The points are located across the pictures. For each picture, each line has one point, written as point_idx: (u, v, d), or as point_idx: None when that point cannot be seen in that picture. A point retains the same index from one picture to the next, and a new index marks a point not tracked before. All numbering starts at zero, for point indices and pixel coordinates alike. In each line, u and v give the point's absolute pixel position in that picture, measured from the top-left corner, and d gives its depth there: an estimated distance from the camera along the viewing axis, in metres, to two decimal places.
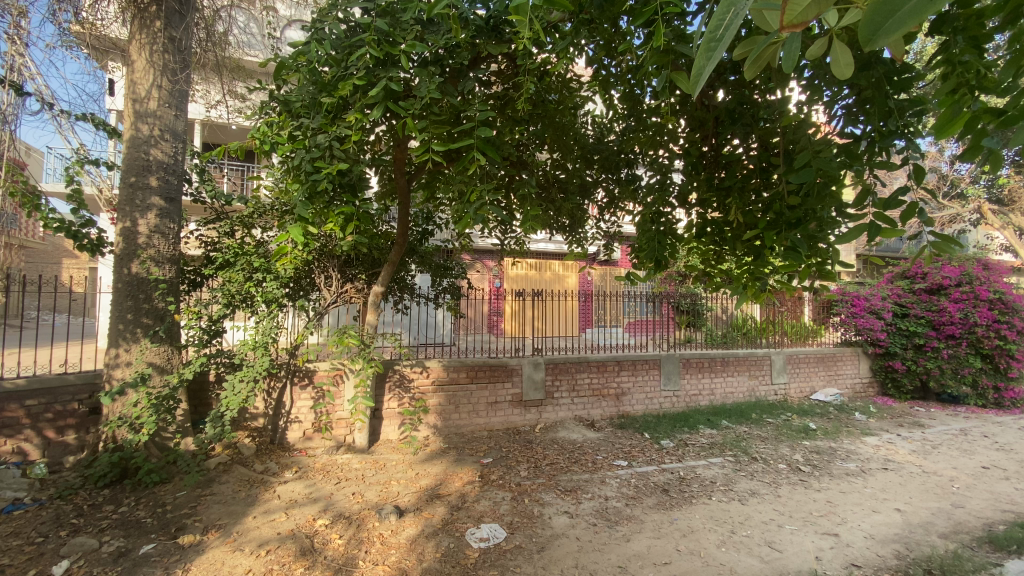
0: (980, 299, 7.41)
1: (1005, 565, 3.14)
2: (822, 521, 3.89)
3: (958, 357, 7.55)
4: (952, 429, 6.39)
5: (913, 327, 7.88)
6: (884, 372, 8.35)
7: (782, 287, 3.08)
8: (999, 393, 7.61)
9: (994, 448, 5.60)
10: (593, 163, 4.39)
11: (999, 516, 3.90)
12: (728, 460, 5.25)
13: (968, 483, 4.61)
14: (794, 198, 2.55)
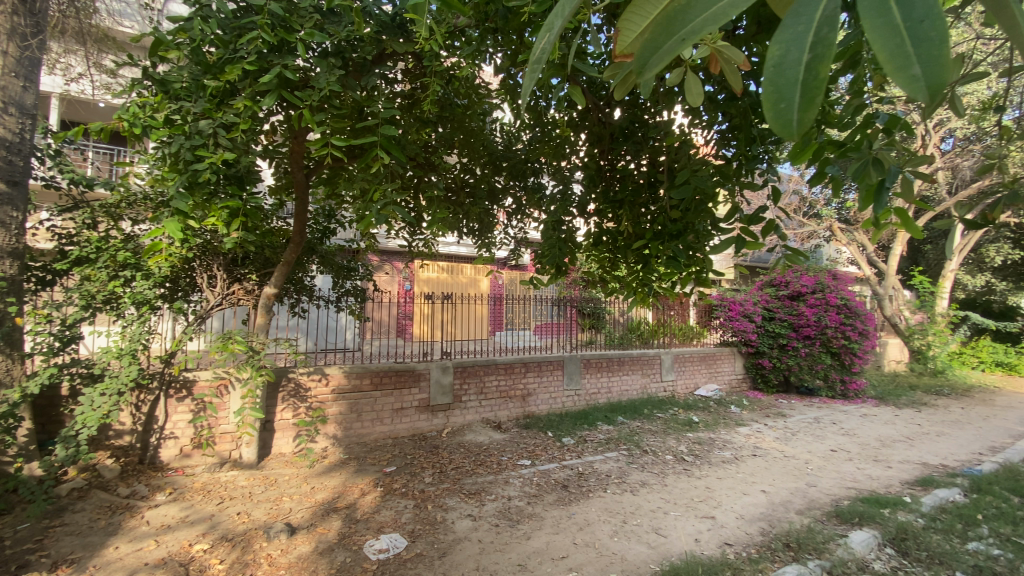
0: (829, 305, 8.67)
1: (848, 533, 3.60)
2: (701, 506, 4.27)
3: (813, 355, 8.72)
4: (808, 418, 7.33)
5: (777, 328, 8.97)
6: (755, 369, 9.39)
7: (667, 293, 3.35)
8: (844, 385, 8.67)
9: (840, 433, 6.51)
10: (501, 170, 4.41)
11: (842, 491, 4.55)
12: (623, 454, 5.58)
13: (818, 464, 5.32)
14: (676, 212, 2.79)
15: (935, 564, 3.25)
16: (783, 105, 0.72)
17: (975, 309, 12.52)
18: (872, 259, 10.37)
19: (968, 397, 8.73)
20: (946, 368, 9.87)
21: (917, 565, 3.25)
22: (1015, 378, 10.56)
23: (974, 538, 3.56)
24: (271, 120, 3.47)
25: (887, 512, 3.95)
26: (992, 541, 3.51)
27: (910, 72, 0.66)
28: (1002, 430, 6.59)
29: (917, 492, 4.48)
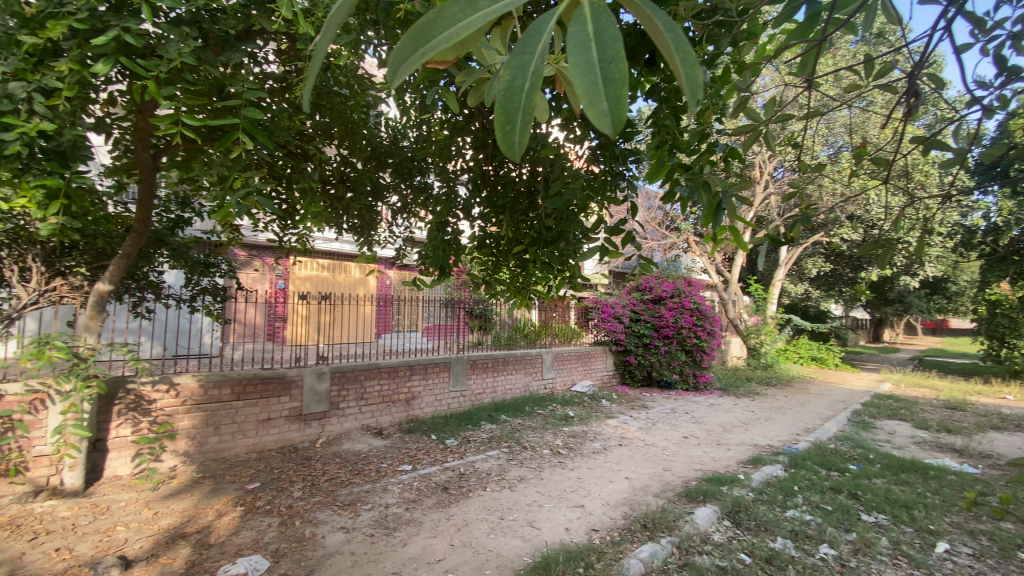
0: (685, 308, 9.75)
1: (695, 511, 4.05)
2: (572, 496, 4.54)
3: (670, 352, 9.74)
4: (666, 409, 8.15)
5: (642, 329, 9.86)
6: (623, 365, 10.21)
7: (543, 296, 3.51)
8: (696, 378, 9.84)
9: (692, 421, 7.34)
10: (386, 167, 4.22)
11: (692, 473, 5.13)
12: (503, 451, 5.71)
13: (673, 450, 5.95)
14: (549, 220, 2.93)
15: (761, 530, 3.79)
16: (508, 128, 0.68)
17: (795, 313, 14.94)
18: (720, 268, 11.86)
19: (789, 386, 10.37)
20: (774, 362, 11.62)
21: (748, 533, 3.78)
22: (822, 370, 12.79)
23: (790, 506, 4.23)
24: (110, 89, 2.96)
25: (726, 489, 4.52)
26: (803, 507, 4.19)
27: (596, 106, 0.60)
28: (812, 413, 7.94)
29: (750, 470, 5.20)
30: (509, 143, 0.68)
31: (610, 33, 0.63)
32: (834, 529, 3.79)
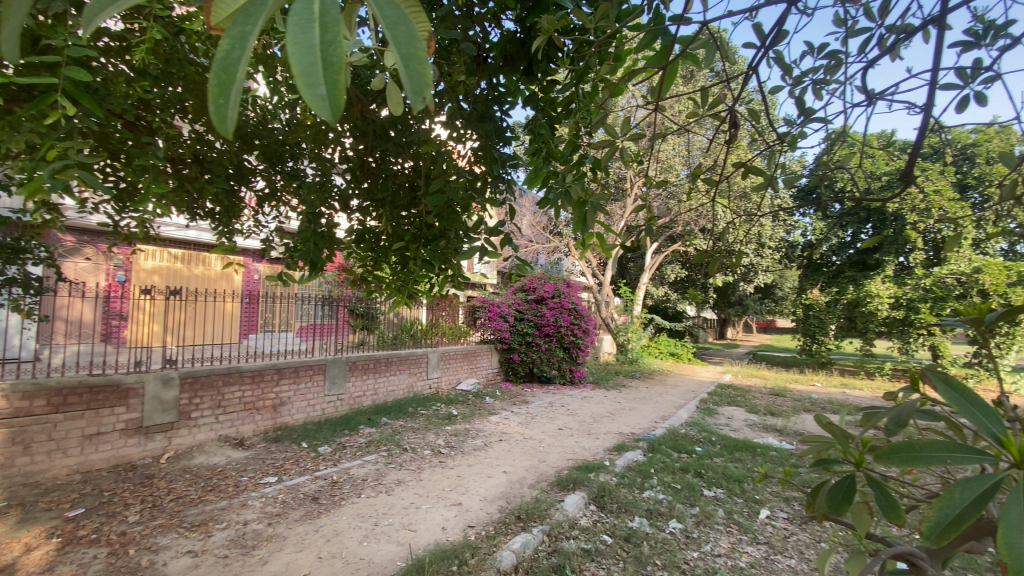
0: (564, 308, 10.26)
1: (565, 499, 4.28)
2: (450, 494, 4.53)
3: (551, 350, 10.19)
4: (545, 403, 8.52)
5: (525, 327, 10.20)
6: (507, 363, 10.44)
7: (425, 294, 3.43)
8: (572, 373, 10.42)
9: (567, 414, 7.76)
10: (253, 149, 3.71)
11: (565, 463, 5.42)
12: (381, 455, 5.50)
13: (548, 442, 6.23)
14: (430, 218, 2.86)
15: (622, 512, 4.13)
16: (223, 100, 0.58)
17: (659, 313, 16.53)
18: (595, 271, 12.68)
19: (651, 379, 11.44)
20: (639, 357, 12.76)
21: (610, 515, 4.09)
22: (679, 364, 14.30)
23: (647, 487, 4.66)
24: None
25: (593, 476, 4.85)
26: (657, 488, 4.64)
27: (312, 89, 0.53)
28: (669, 403, 8.83)
29: (615, 456, 5.64)
30: (219, 116, 0.55)
31: (334, 13, 0.55)
32: (682, 506, 4.26)
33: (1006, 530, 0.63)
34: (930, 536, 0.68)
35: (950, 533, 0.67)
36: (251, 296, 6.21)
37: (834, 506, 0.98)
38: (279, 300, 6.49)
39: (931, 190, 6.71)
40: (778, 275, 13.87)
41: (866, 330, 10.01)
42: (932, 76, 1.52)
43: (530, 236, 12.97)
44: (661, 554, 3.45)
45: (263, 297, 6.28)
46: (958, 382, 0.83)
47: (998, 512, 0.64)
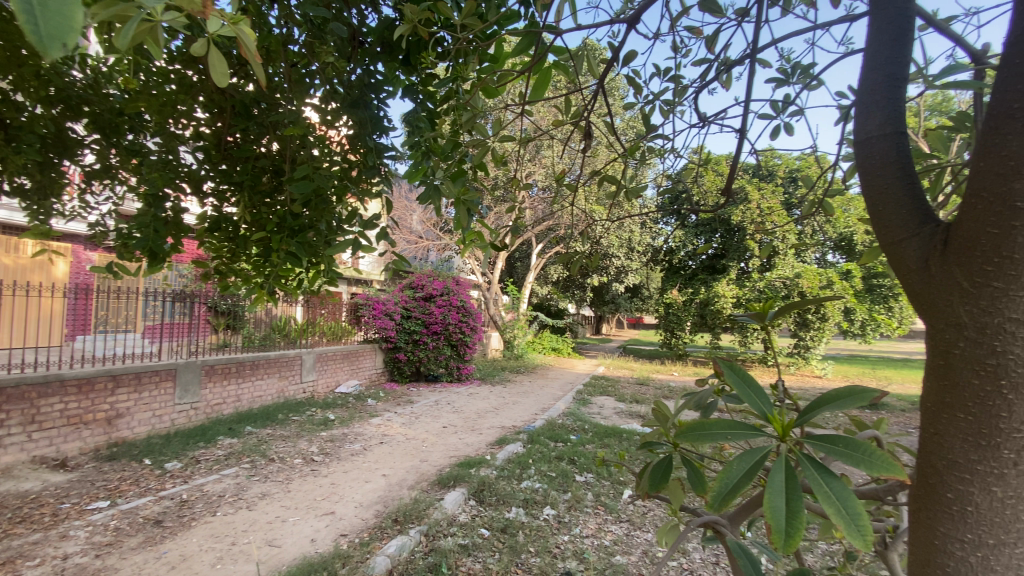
0: (452, 305, 10.05)
1: (444, 497, 4.26)
2: (322, 503, 4.26)
3: (437, 347, 9.96)
4: (430, 402, 8.38)
5: (412, 325, 9.87)
6: (392, 363, 10.00)
7: (292, 291, 3.14)
8: (459, 370, 10.33)
9: (451, 411, 7.71)
10: (80, 117, 3.10)
11: (447, 462, 5.37)
12: (243, 468, 4.98)
13: (432, 441, 6.14)
14: (296, 207, 2.62)
15: (500, 504, 4.22)
16: None
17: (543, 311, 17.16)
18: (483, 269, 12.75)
19: (534, 373, 11.85)
20: (523, 353, 13.17)
21: (489, 508, 4.15)
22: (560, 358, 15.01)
23: (525, 477, 4.82)
24: None
25: (474, 471, 4.88)
26: (534, 477, 4.82)
27: None
28: (550, 396, 9.20)
29: (496, 451, 5.74)
30: None
31: None
32: (556, 492, 4.47)
33: (771, 494, 0.70)
34: (716, 505, 0.72)
35: (730, 499, 0.71)
36: (83, 290, 5.28)
37: (654, 481, 1.08)
38: (119, 296, 5.59)
39: (765, 206, 7.80)
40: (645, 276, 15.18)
41: (714, 325, 11.30)
42: (744, 111, 1.70)
43: (420, 232, 12.66)
44: (535, 541, 3.59)
45: (97, 292, 5.38)
46: (737, 367, 0.95)
47: (764, 480, 0.71)
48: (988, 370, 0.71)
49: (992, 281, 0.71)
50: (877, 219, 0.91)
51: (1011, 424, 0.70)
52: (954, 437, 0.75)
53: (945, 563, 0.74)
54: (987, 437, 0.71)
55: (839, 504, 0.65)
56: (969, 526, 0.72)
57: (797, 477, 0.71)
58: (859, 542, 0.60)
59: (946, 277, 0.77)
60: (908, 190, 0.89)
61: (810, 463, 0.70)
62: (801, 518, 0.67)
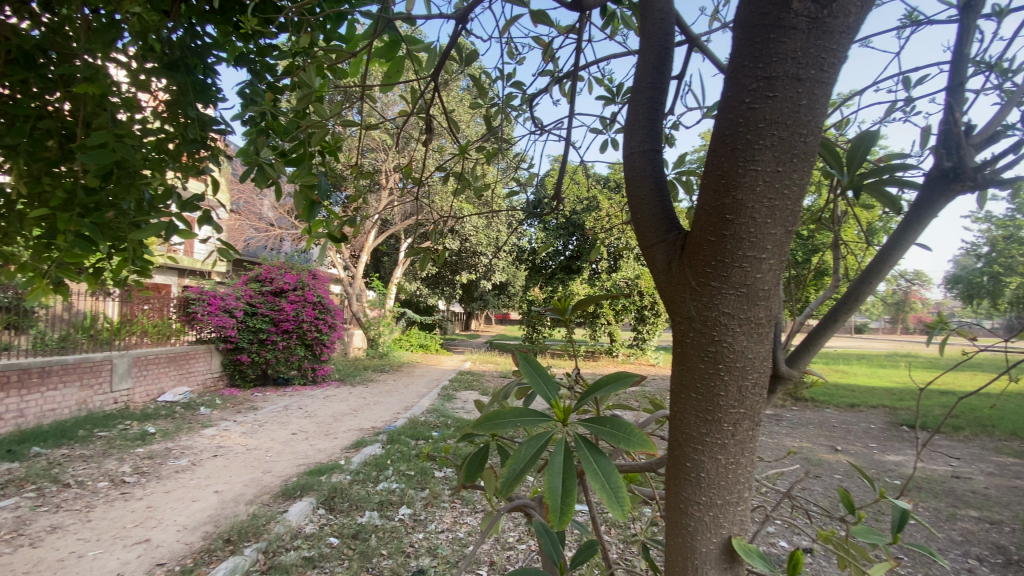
0: (307, 301, 8.76)
1: (288, 509, 3.89)
2: (134, 532, 3.61)
3: (289, 348, 8.59)
4: (278, 407, 7.37)
5: (258, 323, 8.28)
6: (232, 366, 8.43)
7: (86, 282, 2.58)
8: (314, 372, 9.08)
9: (303, 416, 6.95)
10: None
11: (294, 470, 4.89)
12: (23, 499, 4.01)
13: (279, 449, 5.53)
14: (91, 179, 2.15)
15: (352, 510, 3.99)
16: None
17: (411, 306, 16.54)
18: (345, 262, 11.74)
19: (399, 371, 11.30)
20: (388, 351, 12.34)
21: (339, 515, 3.90)
22: (427, 355, 14.57)
23: (381, 480, 4.61)
24: None
25: (325, 478, 4.52)
26: (391, 478, 4.65)
27: None
28: (414, 394, 8.85)
29: (351, 454, 5.39)
30: None
31: None
32: (413, 491, 4.39)
33: (548, 477, 0.65)
34: (501, 490, 0.67)
35: (515, 483, 0.66)
36: None
37: (467, 475, 0.98)
38: None
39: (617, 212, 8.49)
40: (511, 273, 15.46)
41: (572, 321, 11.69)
42: (566, 126, 1.61)
43: (272, 220, 11.29)
44: (388, 543, 3.47)
45: None
46: (531, 358, 0.88)
47: (543, 463, 0.66)
48: (708, 356, 0.67)
49: (710, 278, 0.67)
50: (632, 229, 0.85)
51: (729, 399, 0.67)
52: (685, 413, 0.70)
53: (687, 524, 0.69)
54: (710, 412, 0.67)
55: (604, 479, 0.63)
56: (702, 490, 0.68)
57: (571, 458, 0.67)
58: (621, 512, 0.60)
59: (678, 276, 0.72)
60: (659, 201, 0.83)
61: (582, 442, 0.67)
62: (573, 494, 0.64)
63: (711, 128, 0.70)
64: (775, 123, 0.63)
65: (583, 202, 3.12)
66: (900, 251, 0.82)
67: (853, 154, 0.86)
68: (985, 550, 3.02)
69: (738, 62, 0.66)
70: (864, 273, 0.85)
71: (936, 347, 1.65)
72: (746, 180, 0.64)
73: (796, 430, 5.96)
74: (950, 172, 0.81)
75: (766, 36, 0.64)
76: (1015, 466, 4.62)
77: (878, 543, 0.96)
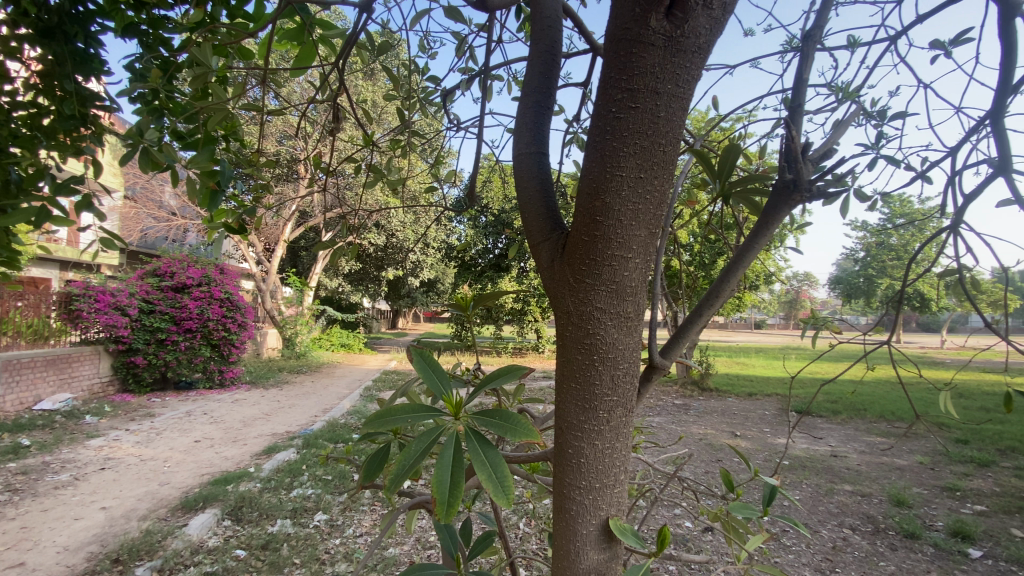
0: (213, 297, 7.95)
1: (188, 522, 3.55)
2: (2, 556, 3.15)
3: (192, 348, 7.68)
4: (178, 413, 6.69)
5: (156, 322, 7.32)
6: (125, 369, 7.31)
7: None
8: (222, 374, 8.19)
9: (208, 422, 6.37)
10: None
11: (197, 480, 4.49)
12: None
13: (178, 459, 5.04)
14: None
15: (261, 519, 3.70)
16: None
17: (331, 304, 15.73)
18: (258, 256, 10.91)
19: (318, 372, 10.71)
20: (306, 351, 11.62)
21: (247, 526, 3.60)
22: (350, 355, 13.95)
23: (295, 486, 4.34)
24: None
25: (231, 488, 4.18)
26: (306, 484, 4.40)
27: None
28: (333, 396, 8.43)
29: (262, 461, 5.04)
30: None
31: None
32: (330, 496, 4.14)
33: (439, 468, 0.65)
34: (390, 487, 0.66)
35: (405, 479, 0.66)
36: None
37: (368, 474, 0.87)
38: None
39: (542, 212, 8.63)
40: (437, 270, 15.21)
41: (499, 319, 11.64)
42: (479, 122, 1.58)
43: (174, 209, 10.20)
44: (301, 552, 3.25)
45: None
46: (426, 353, 0.88)
47: (432, 456, 0.66)
48: (584, 349, 0.71)
49: (584, 277, 0.70)
50: (522, 222, 0.87)
51: (603, 388, 0.70)
52: (566, 402, 0.73)
53: (569, 508, 0.73)
54: (588, 401, 0.71)
55: (492, 469, 0.65)
56: (582, 475, 0.72)
57: (462, 452, 0.67)
58: (505, 500, 0.62)
59: (559, 275, 0.74)
60: (545, 202, 0.85)
61: (473, 435, 0.68)
62: (461, 487, 0.65)
63: (585, 136, 0.71)
64: (637, 133, 0.65)
65: (508, 201, 3.13)
66: (758, 248, 0.88)
67: (722, 167, 0.93)
68: (858, 520, 3.42)
69: (607, 74, 0.67)
70: (727, 270, 0.92)
71: (810, 339, 1.85)
72: (613, 187, 0.67)
73: (704, 419, 6.36)
74: (791, 183, 0.86)
75: (628, 50, 0.65)
76: (882, 445, 5.26)
77: (751, 517, 1.06)
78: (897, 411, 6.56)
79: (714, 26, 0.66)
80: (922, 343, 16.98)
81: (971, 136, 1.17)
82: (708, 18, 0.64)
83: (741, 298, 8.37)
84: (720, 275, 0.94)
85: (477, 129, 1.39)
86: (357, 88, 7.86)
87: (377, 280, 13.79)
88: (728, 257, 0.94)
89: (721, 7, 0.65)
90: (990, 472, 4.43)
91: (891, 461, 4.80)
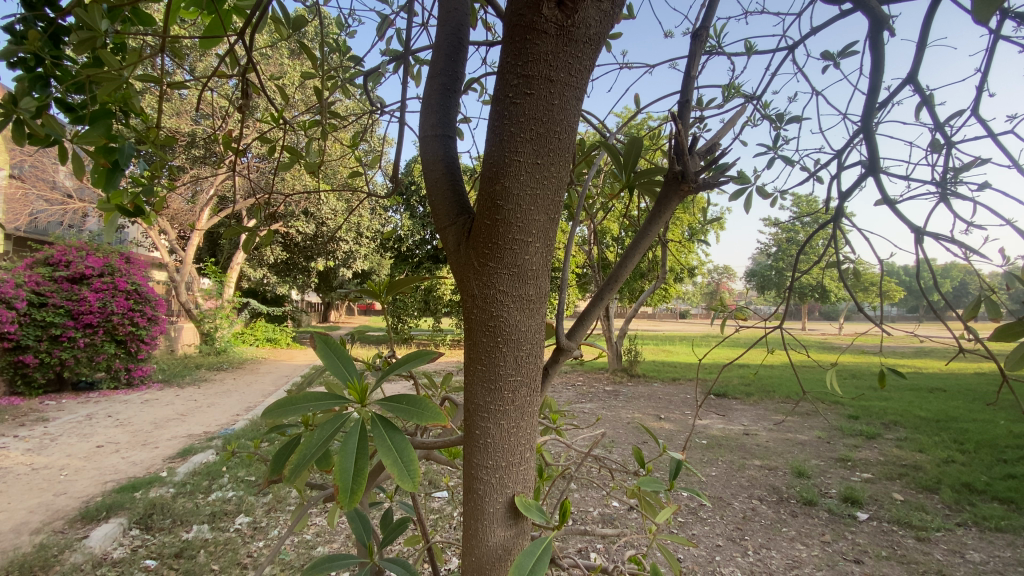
0: (117, 290, 7.17)
1: (89, 534, 3.23)
2: None
3: (93, 345, 6.94)
4: (77, 417, 6.06)
5: (49, 317, 6.46)
6: (10, 369, 6.35)
7: None
8: (129, 373, 7.47)
9: (112, 425, 5.82)
10: None
11: (100, 488, 4.08)
12: None
13: (78, 467, 4.56)
14: None
15: (175, 526, 3.43)
16: None
17: (255, 296, 14.80)
18: (171, 244, 10.03)
19: (241, 368, 10.05)
20: (227, 347, 10.86)
21: (158, 534, 3.33)
22: (276, 350, 13.26)
23: (214, 489, 4.07)
24: None
25: (140, 495, 3.85)
26: (226, 487, 4.13)
27: None
28: (257, 392, 7.98)
29: (177, 464, 4.68)
30: None
31: None
32: (252, 497, 3.89)
33: (341, 457, 0.65)
34: (289, 477, 0.64)
35: (304, 471, 0.64)
36: None
37: (274, 470, 0.81)
38: None
39: None
40: (373, 263, 14.83)
41: (436, 311, 11.49)
42: (402, 108, 1.53)
43: (70, 190, 9.16)
44: (220, 557, 3.02)
45: None
46: (333, 342, 0.85)
47: (334, 446, 0.65)
48: (488, 331, 0.72)
49: (487, 261, 0.71)
50: (430, 208, 0.86)
51: (507, 368, 0.72)
52: (473, 384, 0.74)
53: (478, 488, 0.74)
54: (492, 382, 0.72)
55: (396, 454, 0.65)
56: (489, 455, 0.73)
57: (366, 440, 0.67)
58: (410, 483, 0.61)
59: (464, 258, 0.75)
60: (452, 185, 0.85)
61: (379, 422, 0.68)
62: (364, 473, 0.64)
63: (486, 122, 0.72)
64: (533, 119, 0.67)
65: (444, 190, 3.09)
66: (650, 237, 0.93)
67: (628, 158, 1.00)
68: (764, 492, 3.74)
69: (505, 60, 0.68)
70: (625, 257, 0.96)
71: (720, 326, 1.97)
72: (511, 171, 0.68)
73: (631, 403, 6.65)
74: (679, 175, 0.89)
75: (522, 36, 0.66)
76: (786, 423, 5.78)
77: (659, 490, 1.13)
78: (801, 391, 7.21)
79: (604, 19, 0.68)
80: (823, 331, 18.73)
81: (852, 140, 1.30)
82: (598, 10, 0.67)
83: (666, 290, 8.82)
84: (619, 262, 0.98)
85: (399, 115, 1.36)
86: (282, 67, 7.43)
87: (307, 270, 13.16)
88: (626, 246, 0.98)
89: (610, 1, 0.67)
90: (875, 443, 4.99)
91: (795, 437, 5.28)
